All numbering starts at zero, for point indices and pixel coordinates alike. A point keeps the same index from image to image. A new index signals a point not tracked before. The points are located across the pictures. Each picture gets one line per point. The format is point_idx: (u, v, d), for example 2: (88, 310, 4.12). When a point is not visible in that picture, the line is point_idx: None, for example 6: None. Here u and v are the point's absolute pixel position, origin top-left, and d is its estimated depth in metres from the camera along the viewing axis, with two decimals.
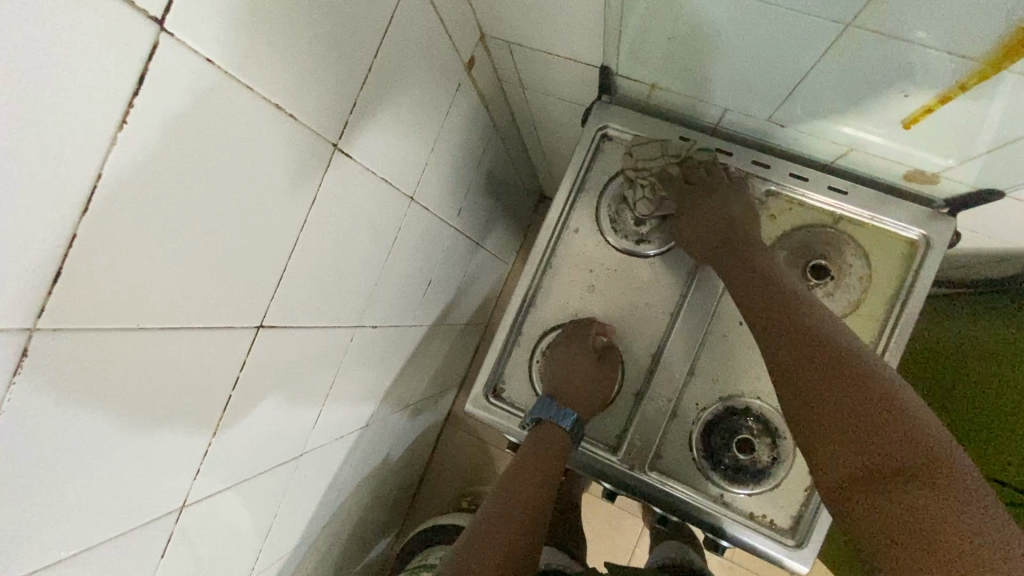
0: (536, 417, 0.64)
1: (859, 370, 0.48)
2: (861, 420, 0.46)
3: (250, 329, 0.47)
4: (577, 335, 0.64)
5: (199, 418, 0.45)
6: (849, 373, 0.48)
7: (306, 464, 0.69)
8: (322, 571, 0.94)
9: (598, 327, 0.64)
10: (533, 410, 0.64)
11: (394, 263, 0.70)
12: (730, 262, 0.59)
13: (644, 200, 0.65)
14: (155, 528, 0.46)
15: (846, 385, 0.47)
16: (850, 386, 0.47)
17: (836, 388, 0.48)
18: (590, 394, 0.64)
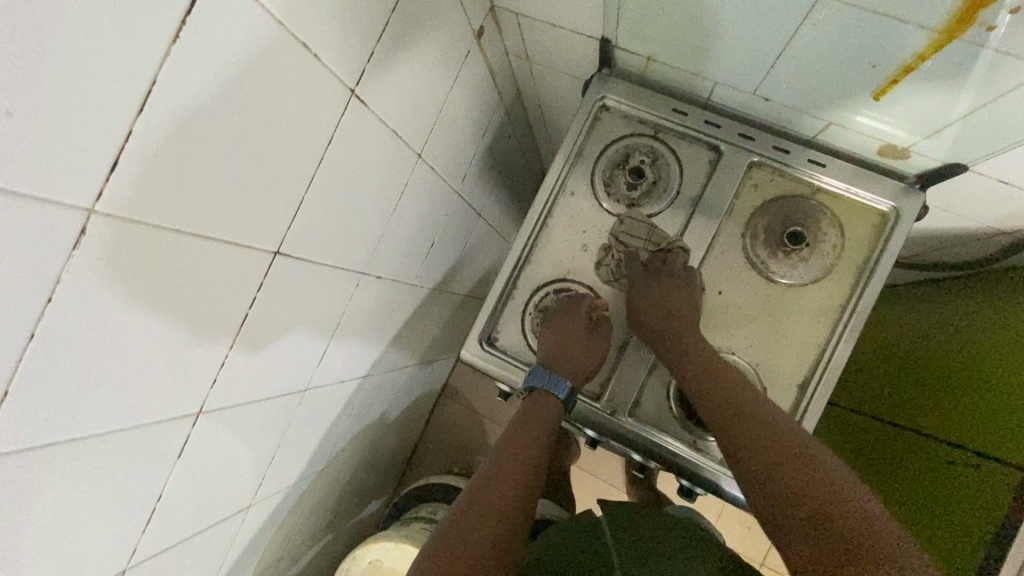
0: (530, 386, 0.68)
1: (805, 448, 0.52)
2: (807, 487, 0.48)
3: (268, 252, 0.51)
4: (571, 308, 0.68)
5: (218, 331, 0.50)
6: (793, 449, 0.52)
7: (309, 401, 0.74)
8: (318, 517, 0.99)
9: (590, 303, 0.69)
10: (527, 379, 0.69)
11: (400, 218, 0.74)
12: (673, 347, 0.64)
13: (608, 268, 0.72)
14: (172, 430, 0.51)
15: (792, 458, 0.51)
16: (795, 460, 0.51)
17: (784, 460, 0.51)
18: (584, 360, 0.68)
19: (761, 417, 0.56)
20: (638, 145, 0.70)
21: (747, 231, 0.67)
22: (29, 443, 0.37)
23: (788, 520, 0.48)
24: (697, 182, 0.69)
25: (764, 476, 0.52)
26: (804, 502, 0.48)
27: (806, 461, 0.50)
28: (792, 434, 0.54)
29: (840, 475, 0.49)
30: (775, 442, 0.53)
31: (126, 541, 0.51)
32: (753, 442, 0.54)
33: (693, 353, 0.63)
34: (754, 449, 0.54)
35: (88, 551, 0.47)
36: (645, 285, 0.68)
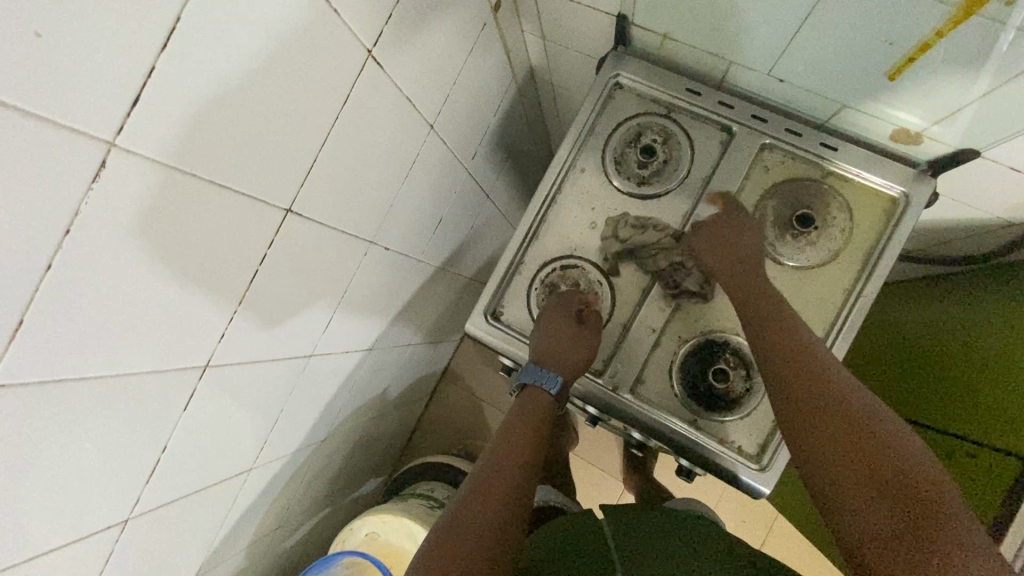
0: (522, 381, 0.72)
1: (878, 423, 0.50)
2: (879, 468, 0.48)
3: (280, 209, 0.52)
4: (559, 305, 0.69)
5: (229, 285, 0.50)
6: (864, 424, 0.51)
7: (313, 368, 0.74)
8: (317, 488, 1.00)
9: (581, 298, 0.69)
10: (521, 375, 0.72)
11: (410, 189, 0.74)
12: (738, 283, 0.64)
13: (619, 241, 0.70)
14: (181, 381, 0.51)
15: (863, 435, 0.50)
16: (865, 438, 0.50)
17: (853, 438, 0.50)
18: (576, 359, 0.68)
19: (830, 387, 0.54)
20: (651, 124, 0.70)
21: (756, 213, 0.67)
22: (42, 376, 0.38)
23: (853, 499, 0.48)
24: (708, 163, 0.69)
25: (829, 453, 0.51)
26: (873, 483, 0.47)
27: (880, 439, 0.49)
28: (865, 406, 0.52)
29: (914, 453, 0.48)
30: (846, 417, 0.52)
31: (132, 489, 0.52)
32: (822, 415, 0.53)
33: (767, 296, 0.62)
34: (821, 424, 0.53)
35: (93, 496, 0.48)
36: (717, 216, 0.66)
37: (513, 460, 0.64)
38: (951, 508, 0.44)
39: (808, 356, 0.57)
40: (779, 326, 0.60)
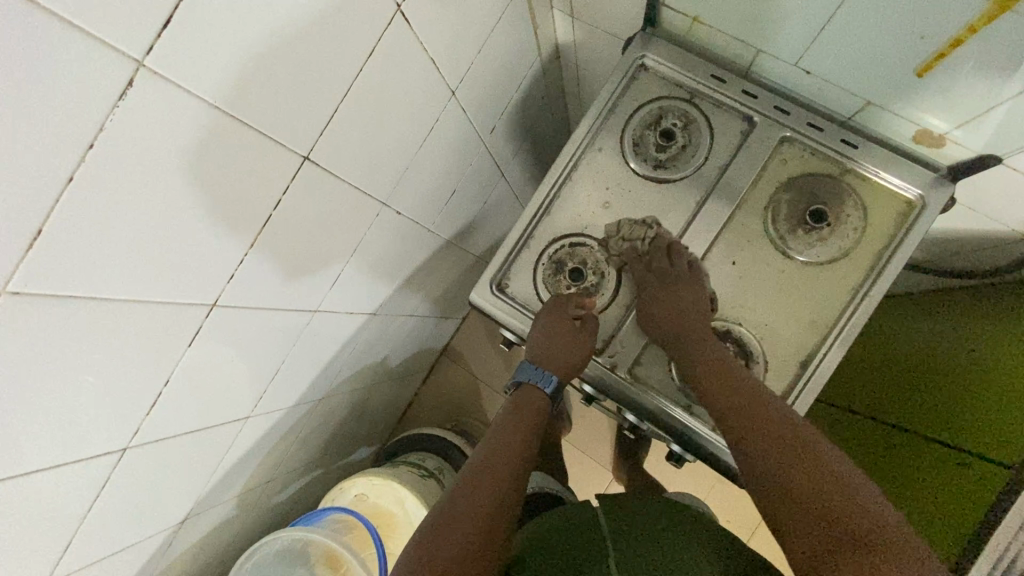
0: (519, 380, 0.75)
1: (828, 466, 0.52)
2: (836, 513, 0.49)
3: (298, 156, 0.52)
4: (551, 309, 0.69)
5: (241, 227, 0.51)
6: (817, 467, 0.52)
7: (317, 323, 0.75)
8: (310, 447, 1.01)
9: (576, 300, 0.69)
10: (517, 374, 0.76)
11: (426, 155, 0.74)
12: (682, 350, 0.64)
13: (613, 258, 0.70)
14: (188, 316, 0.52)
15: (817, 481, 0.51)
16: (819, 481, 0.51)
17: (809, 484, 0.51)
18: (572, 360, 0.68)
19: (784, 432, 0.56)
20: (672, 108, 0.70)
21: (770, 206, 0.66)
22: (53, 290, 0.38)
23: (817, 548, 0.49)
24: (726, 152, 0.68)
25: (788, 500, 0.52)
26: (832, 529, 0.48)
27: (833, 483, 0.51)
28: (814, 449, 0.54)
29: (863, 492, 0.50)
30: (801, 462, 0.53)
31: (133, 418, 0.53)
32: (779, 461, 0.54)
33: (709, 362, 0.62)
34: (779, 470, 0.54)
35: (93, 420, 0.49)
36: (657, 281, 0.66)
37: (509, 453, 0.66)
38: (904, 544, 0.46)
39: (761, 399, 0.59)
40: (735, 371, 0.61)
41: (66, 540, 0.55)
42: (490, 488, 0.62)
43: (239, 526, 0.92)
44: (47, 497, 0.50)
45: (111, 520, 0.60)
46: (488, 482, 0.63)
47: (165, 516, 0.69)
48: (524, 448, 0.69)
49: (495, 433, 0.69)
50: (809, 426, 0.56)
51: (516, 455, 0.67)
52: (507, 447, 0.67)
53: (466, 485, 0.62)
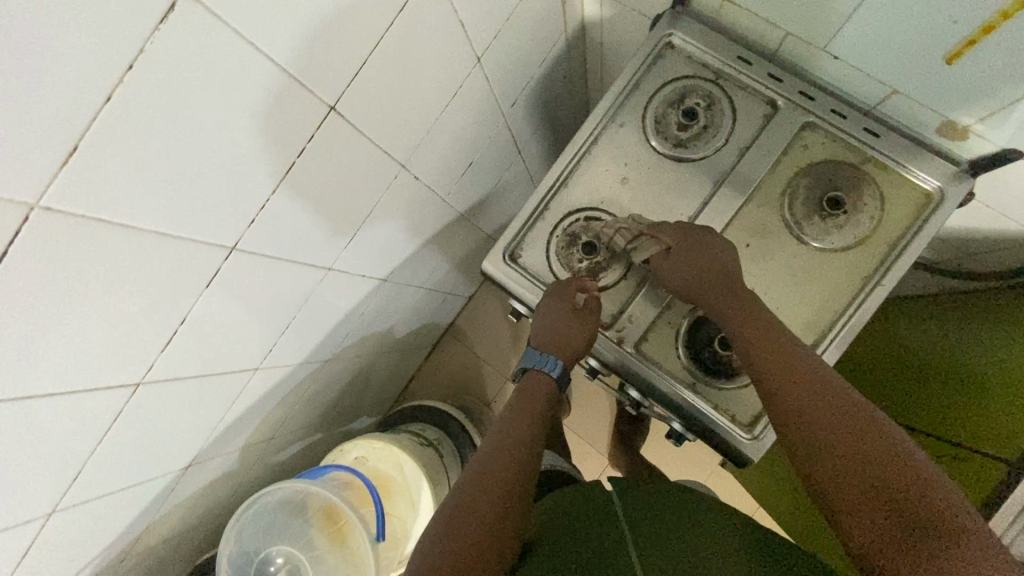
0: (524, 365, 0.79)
1: (873, 432, 0.51)
2: (884, 480, 0.48)
3: (325, 105, 0.53)
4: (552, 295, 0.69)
5: (264, 170, 0.51)
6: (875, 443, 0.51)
7: (330, 281, 0.76)
8: (313, 410, 1.02)
9: (577, 283, 0.69)
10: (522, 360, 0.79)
11: (447, 121, 0.75)
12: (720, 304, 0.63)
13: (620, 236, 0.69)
14: (209, 255, 0.53)
15: (863, 448, 0.51)
16: (874, 461, 0.50)
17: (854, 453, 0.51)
18: (573, 343, 0.69)
19: (828, 401, 0.55)
20: (696, 88, 0.70)
21: (788, 191, 0.67)
22: (83, 211, 0.39)
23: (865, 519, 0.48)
24: (748, 134, 0.68)
25: (833, 469, 0.52)
26: (880, 497, 0.48)
27: (880, 450, 0.50)
28: (859, 416, 0.53)
29: (913, 459, 0.49)
30: (846, 430, 0.52)
31: (148, 353, 0.54)
32: (823, 431, 0.53)
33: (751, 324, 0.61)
34: (824, 440, 0.53)
35: (110, 350, 0.50)
36: (685, 234, 0.64)
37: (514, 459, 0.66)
38: (955, 506, 0.45)
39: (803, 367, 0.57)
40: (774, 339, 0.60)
41: (78, 469, 0.57)
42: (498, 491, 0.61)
43: (240, 480, 0.93)
44: (62, 423, 0.51)
45: (120, 456, 0.61)
46: (496, 486, 0.62)
47: (171, 459, 0.70)
48: (530, 449, 0.69)
49: (501, 433, 0.69)
50: (852, 390, 0.55)
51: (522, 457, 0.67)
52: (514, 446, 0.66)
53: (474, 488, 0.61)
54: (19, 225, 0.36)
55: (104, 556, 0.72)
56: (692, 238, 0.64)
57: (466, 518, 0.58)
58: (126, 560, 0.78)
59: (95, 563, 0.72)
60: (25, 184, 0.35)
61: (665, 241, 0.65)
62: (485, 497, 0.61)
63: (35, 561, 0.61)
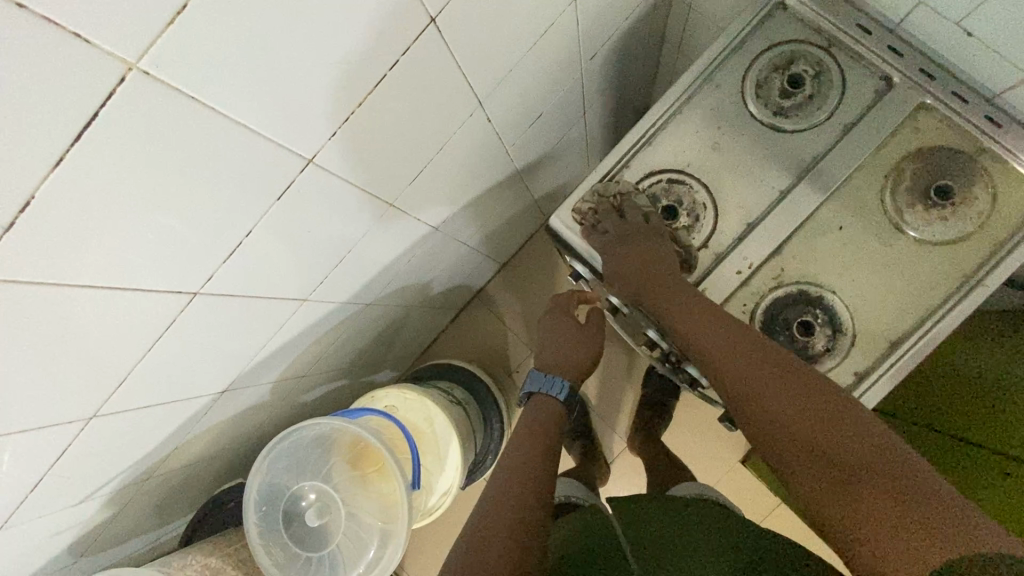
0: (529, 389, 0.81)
1: (810, 390, 0.54)
2: (831, 439, 0.51)
3: (426, 17, 0.48)
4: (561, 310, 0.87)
5: (353, 81, 0.47)
6: (823, 411, 0.53)
7: (386, 221, 0.73)
8: (345, 354, 1.00)
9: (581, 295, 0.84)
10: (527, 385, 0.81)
11: (530, 62, 0.70)
12: (669, 296, 0.64)
13: (596, 221, 0.70)
14: (283, 162, 0.49)
15: (823, 427, 0.52)
16: (828, 432, 0.51)
17: (848, 450, 0.50)
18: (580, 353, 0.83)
19: (804, 393, 0.54)
20: (805, 55, 0.65)
21: (891, 175, 0.62)
22: (178, 85, 0.36)
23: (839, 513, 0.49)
24: (855, 111, 0.63)
25: (795, 452, 0.53)
26: (855, 492, 0.48)
27: (864, 443, 0.50)
28: (815, 393, 0.54)
29: (864, 429, 0.51)
30: (837, 428, 0.51)
31: (210, 261, 0.52)
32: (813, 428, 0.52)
33: (696, 301, 0.63)
34: (778, 414, 0.54)
35: (171, 252, 0.47)
36: (632, 226, 0.67)
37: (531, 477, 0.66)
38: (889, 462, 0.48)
39: (786, 363, 0.57)
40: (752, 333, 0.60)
41: (123, 374, 0.55)
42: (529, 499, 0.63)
43: (265, 416, 0.91)
44: (111, 318, 0.48)
45: (162, 369, 0.59)
46: (513, 505, 0.61)
47: (207, 382, 0.68)
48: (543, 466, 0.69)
49: (514, 456, 0.70)
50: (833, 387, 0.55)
51: (536, 471, 0.67)
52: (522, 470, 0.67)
53: (502, 494, 0.63)
54: (112, 86, 0.33)
55: (130, 472, 0.71)
56: (634, 228, 0.67)
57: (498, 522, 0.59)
58: (149, 479, 0.77)
59: (120, 478, 0.70)
60: (127, 38, 0.31)
61: (621, 228, 0.68)
62: (498, 513, 0.60)
63: (66, 465, 0.60)
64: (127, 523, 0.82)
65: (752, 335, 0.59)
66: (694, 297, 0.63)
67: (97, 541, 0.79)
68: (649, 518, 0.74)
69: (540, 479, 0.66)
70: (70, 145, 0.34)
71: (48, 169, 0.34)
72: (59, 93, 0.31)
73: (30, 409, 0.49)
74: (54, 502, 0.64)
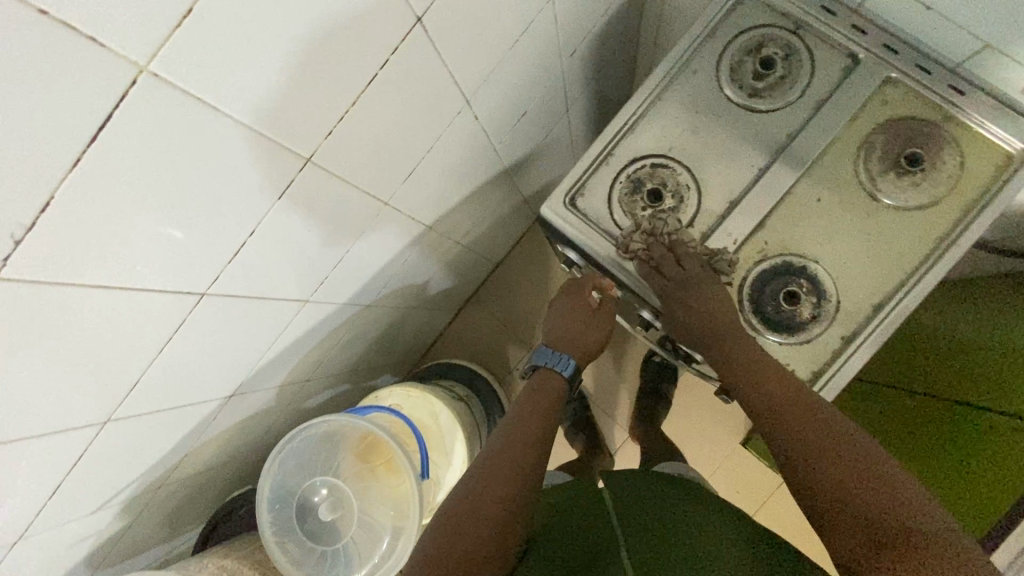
0: (536, 363, 0.80)
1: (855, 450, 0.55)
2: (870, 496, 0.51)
3: (412, 17, 0.50)
4: (573, 294, 0.81)
5: (348, 81, 0.49)
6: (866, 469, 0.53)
7: (383, 220, 0.75)
8: (346, 357, 1.02)
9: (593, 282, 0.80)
10: (534, 357, 0.81)
11: (513, 59, 0.72)
12: (723, 341, 0.66)
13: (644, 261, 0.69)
14: (283, 162, 0.51)
15: (862, 483, 0.52)
16: (866, 486, 0.52)
17: (877, 506, 0.50)
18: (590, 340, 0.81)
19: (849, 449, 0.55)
20: (774, 38, 0.68)
21: (864, 146, 0.65)
22: (185, 87, 0.38)
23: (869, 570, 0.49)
24: (824, 88, 0.67)
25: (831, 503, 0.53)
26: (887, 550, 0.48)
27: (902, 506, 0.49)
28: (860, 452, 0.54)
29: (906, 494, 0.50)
30: (865, 475, 0.52)
31: (217, 261, 0.53)
32: (826, 463, 0.55)
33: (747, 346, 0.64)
34: (817, 463, 0.55)
35: (179, 253, 0.49)
36: (680, 263, 0.67)
37: (523, 442, 0.67)
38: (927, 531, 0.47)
39: (821, 411, 0.58)
40: (773, 367, 0.62)
41: (136, 378, 0.56)
42: (516, 479, 0.63)
43: (271, 421, 0.93)
44: (121, 321, 0.50)
45: (172, 373, 0.61)
46: (502, 473, 0.63)
47: (215, 387, 0.69)
48: (541, 435, 0.69)
49: (513, 421, 0.70)
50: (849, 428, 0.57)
51: (534, 439, 0.68)
52: (517, 438, 0.68)
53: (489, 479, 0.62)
54: (124, 89, 0.35)
55: (142, 480, 0.72)
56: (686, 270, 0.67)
57: (480, 506, 0.60)
58: (162, 488, 0.78)
59: (133, 486, 0.71)
60: (137, 43, 0.33)
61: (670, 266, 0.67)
62: (486, 484, 0.62)
63: (81, 473, 0.61)
64: (141, 534, 0.83)
65: (801, 387, 0.60)
66: (747, 342, 0.65)
67: (111, 553, 0.80)
68: (642, 498, 0.71)
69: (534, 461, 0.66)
70: (85, 147, 0.36)
71: (65, 171, 0.36)
72: (76, 95, 0.33)
73: (48, 413, 0.51)
74: (71, 511, 0.65)
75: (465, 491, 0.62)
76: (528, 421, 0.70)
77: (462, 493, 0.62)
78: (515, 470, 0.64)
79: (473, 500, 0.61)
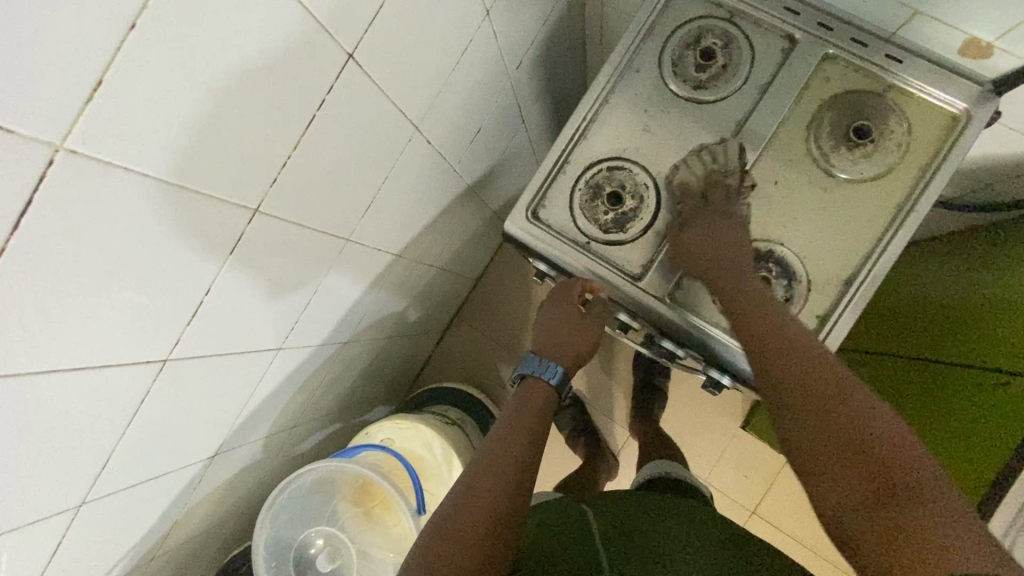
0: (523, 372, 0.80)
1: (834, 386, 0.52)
2: (841, 430, 0.49)
3: (343, 54, 0.50)
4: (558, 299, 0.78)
5: (282, 124, 0.48)
6: (839, 403, 0.50)
7: (348, 255, 0.74)
8: (333, 396, 1.00)
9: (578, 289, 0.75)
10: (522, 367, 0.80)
11: (457, 81, 0.72)
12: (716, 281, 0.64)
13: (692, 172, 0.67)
14: (229, 216, 0.50)
15: (833, 417, 0.50)
16: (836, 420, 0.49)
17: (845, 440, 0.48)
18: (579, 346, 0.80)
19: (824, 382, 0.52)
20: (711, 28, 0.68)
21: (813, 125, 0.66)
22: (108, 157, 0.37)
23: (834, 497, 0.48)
24: (766, 72, 0.67)
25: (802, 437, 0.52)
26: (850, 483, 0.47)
27: (873, 441, 0.47)
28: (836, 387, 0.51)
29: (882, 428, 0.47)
30: (838, 409, 0.50)
31: (175, 324, 0.52)
32: (805, 408, 0.52)
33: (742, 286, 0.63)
34: (791, 398, 0.53)
35: (131, 323, 0.47)
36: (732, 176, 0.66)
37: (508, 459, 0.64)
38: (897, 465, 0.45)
39: (801, 349, 0.56)
40: (763, 314, 0.60)
41: (104, 457, 0.54)
42: (499, 501, 0.59)
43: (263, 473, 0.91)
44: (81, 403, 0.48)
45: (144, 444, 0.59)
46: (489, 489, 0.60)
47: (194, 450, 0.67)
48: (525, 453, 0.66)
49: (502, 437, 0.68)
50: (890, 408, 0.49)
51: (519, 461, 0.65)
52: (497, 458, 0.65)
53: (462, 504, 0.59)
54: (42, 168, 0.33)
55: (132, 555, 0.70)
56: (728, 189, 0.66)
57: (463, 525, 0.56)
58: (155, 560, 0.75)
59: (123, 563, 0.69)
60: (47, 120, 0.32)
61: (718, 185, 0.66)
62: (474, 500, 0.59)
63: (64, 558, 0.59)
64: None
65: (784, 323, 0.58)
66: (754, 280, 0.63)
67: None
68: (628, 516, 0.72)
69: (514, 478, 0.63)
70: (9, 236, 0.34)
71: None
72: None
73: (16, 507, 0.49)
74: None
75: (453, 508, 0.59)
76: (516, 437, 0.68)
77: (450, 510, 0.59)
78: (499, 491, 0.60)
79: (458, 517, 0.58)
